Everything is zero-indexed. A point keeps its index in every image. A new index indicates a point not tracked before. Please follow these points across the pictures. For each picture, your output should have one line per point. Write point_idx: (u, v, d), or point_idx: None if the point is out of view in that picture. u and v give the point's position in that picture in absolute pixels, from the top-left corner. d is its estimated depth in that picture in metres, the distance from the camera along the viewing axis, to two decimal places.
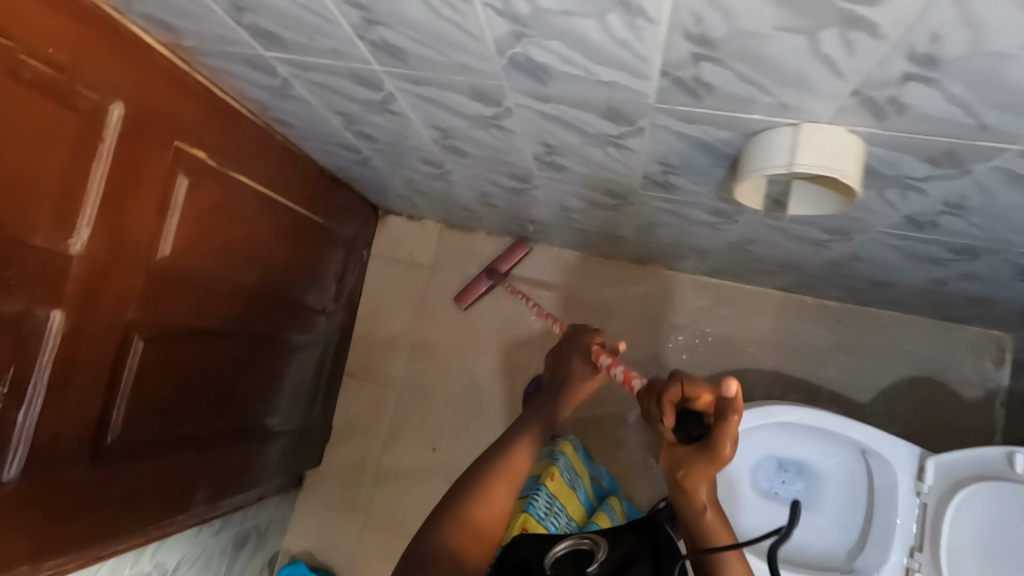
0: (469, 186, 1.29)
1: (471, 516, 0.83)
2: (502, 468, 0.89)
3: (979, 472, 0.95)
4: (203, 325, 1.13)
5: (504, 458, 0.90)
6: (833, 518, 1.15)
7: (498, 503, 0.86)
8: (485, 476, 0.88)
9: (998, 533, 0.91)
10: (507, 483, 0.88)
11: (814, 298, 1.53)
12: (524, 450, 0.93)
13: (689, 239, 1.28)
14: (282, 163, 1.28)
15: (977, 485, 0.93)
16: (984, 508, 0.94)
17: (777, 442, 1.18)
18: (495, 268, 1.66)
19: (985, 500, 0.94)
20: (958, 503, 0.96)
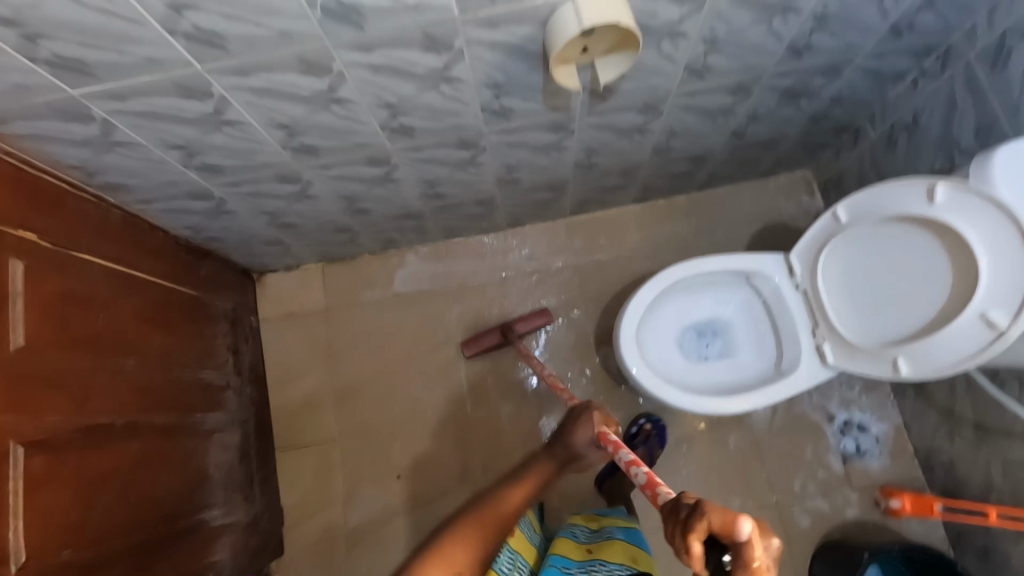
0: (333, 195, 1.31)
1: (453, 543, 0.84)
2: (468, 526, 0.86)
3: (820, 242, 1.15)
4: (96, 418, 0.98)
5: (483, 505, 0.91)
6: (754, 349, 1.32)
7: (465, 559, 0.83)
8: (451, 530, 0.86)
9: (856, 276, 1.11)
10: (470, 542, 0.84)
11: (665, 199, 1.76)
12: (488, 509, 0.90)
13: (546, 174, 1.42)
14: (127, 237, 1.20)
15: (826, 250, 1.14)
16: (839, 264, 1.13)
17: (686, 309, 1.36)
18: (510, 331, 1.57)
19: (837, 259, 1.14)
20: (822, 273, 1.16)
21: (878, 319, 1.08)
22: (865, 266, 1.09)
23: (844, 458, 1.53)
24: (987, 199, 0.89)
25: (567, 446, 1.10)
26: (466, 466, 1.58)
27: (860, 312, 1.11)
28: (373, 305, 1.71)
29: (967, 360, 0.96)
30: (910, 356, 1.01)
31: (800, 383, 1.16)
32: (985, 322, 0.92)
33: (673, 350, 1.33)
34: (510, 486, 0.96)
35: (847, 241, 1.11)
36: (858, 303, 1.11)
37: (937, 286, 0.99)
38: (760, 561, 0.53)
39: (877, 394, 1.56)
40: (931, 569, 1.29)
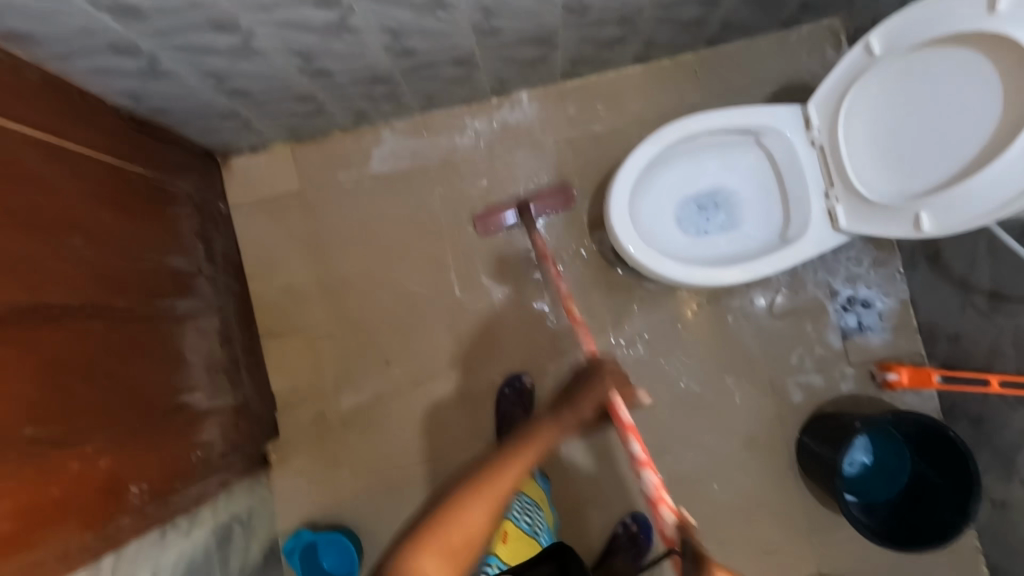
0: (284, 51, 1.14)
1: (436, 537, 0.73)
2: (450, 522, 0.75)
3: (850, 79, 1.02)
4: (44, 297, 0.91)
5: (474, 484, 0.80)
6: (758, 220, 1.20)
7: (443, 562, 0.72)
8: (433, 523, 0.74)
9: (887, 118, 0.98)
10: (455, 542, 0.73)
11: (670, 57, 1.55)
12: (479, 495, 0.78)
13: (531, 22, 1.22)
14: (52, 102, 1.05)
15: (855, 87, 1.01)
16: (870, 106, 1.01)
17: (687, 176, 1.23)
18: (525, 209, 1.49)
19: (869, 99, 1.01)
20: (846, 119, 1.03)
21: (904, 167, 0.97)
22: (901, 109, 0.97)
23: (844, 334, 1.48)
24: None
25: (570, 413, 1.00)
26: (456, 349, 1.53)
27: (885, 162, 1.00)
28: (350, 187, 1.59)
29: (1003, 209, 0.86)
30: (935, 208, 0.92)
31: (807, 250, 1.08)
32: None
33: (671, 222, 1.22)
34: (509, 457, 0.86)
35: (884, 77, 0.98)
36: (884, 151, 1.00)
37: (983, 124, 0.88)
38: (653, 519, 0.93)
39: (886, 268, 1.48)
40: (919, 434, 1.29)
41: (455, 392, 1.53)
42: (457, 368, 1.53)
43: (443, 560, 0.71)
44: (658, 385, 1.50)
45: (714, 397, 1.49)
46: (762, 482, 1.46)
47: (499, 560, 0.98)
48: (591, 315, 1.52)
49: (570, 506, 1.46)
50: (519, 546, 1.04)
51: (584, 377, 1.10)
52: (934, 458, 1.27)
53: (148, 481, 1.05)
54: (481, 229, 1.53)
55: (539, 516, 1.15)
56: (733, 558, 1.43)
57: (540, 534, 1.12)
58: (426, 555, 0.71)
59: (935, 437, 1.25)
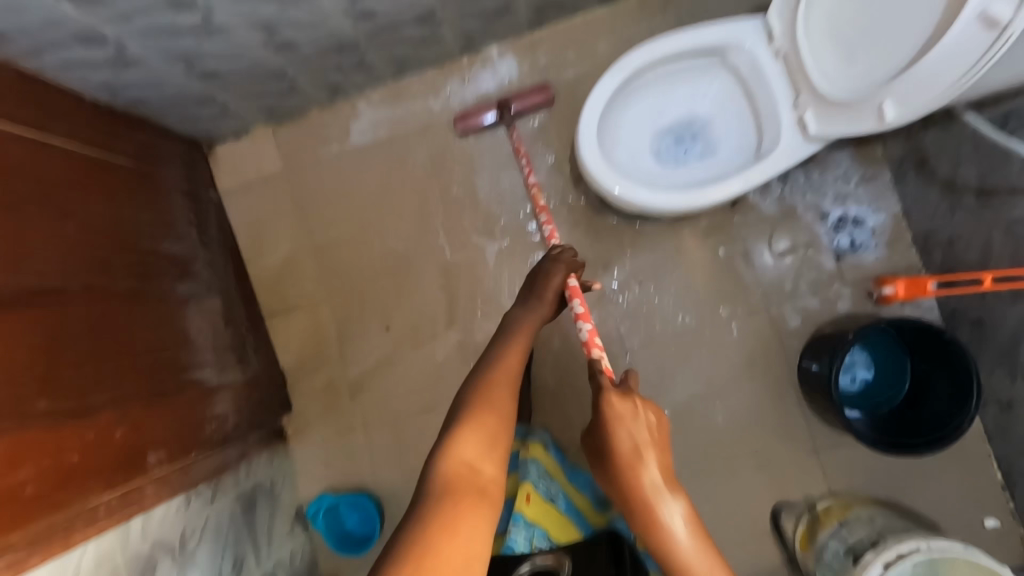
0: (246, 25, 1.15)
1: (468, 426, 0.75)
2: (477, 412, 0.77)
3: None
4: (43, 282, 0.96)
5: (484, 375, 0.83)
6: (734, 143, 1.19)
7: (483, 448, 0.74)
8: (460, 418, 0.77)
9: (845, 13, 0.97)
10: (487, 423, 0.76)
11: None
12: (493, 381, 0.82)
13: None
14: (30, 97, 1.08)
15: None
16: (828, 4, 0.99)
17: (657, 105, 1.22)
18: (507, 103, 1.49)
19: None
20: (804, 22, 1.02)
21: (865, 61, 0.96)
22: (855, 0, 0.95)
23: (838, 254, 1.46)
24: None
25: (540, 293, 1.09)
26: (452, 309, 1.56)
27: (847, 59, 0.98)
28: (333, 161, 1.61)
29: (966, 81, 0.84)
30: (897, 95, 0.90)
31: (781, 163, 1.07)
32: (984, 24, 0.78)
33: (645, 152, 1.22)
34: (504, 346, 0.90)
35: None
36: (845, 48, 0.98)
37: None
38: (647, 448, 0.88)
39: (876, 183, 1.46)
40: (920, 340, 1.28)
41: (456, 351, 1.56)
42: (456, 327, 1.56)
43: (472, 493, 0.69)
44: (656, 323, 1.51)
45: (712, 331, 1.49)
46: (767, 409, 1.47)
47: (523, 520, 1.02)
48: (581, 262, 1.53)
49: (579, 450, 1.49)
50: (541, 510, 1.05)
51: (546, 266, 1.15)
52: (937, 360, 1.27)
53: (163, 449, 1.11)
54: (461, 129, 1.52)
55: (553, 481, 1.11)
56: (744, 484, 1.46)
57: (559, 500, 1.09)
58: (465, 448, 0.73)
59: (936, 339, 1.25)
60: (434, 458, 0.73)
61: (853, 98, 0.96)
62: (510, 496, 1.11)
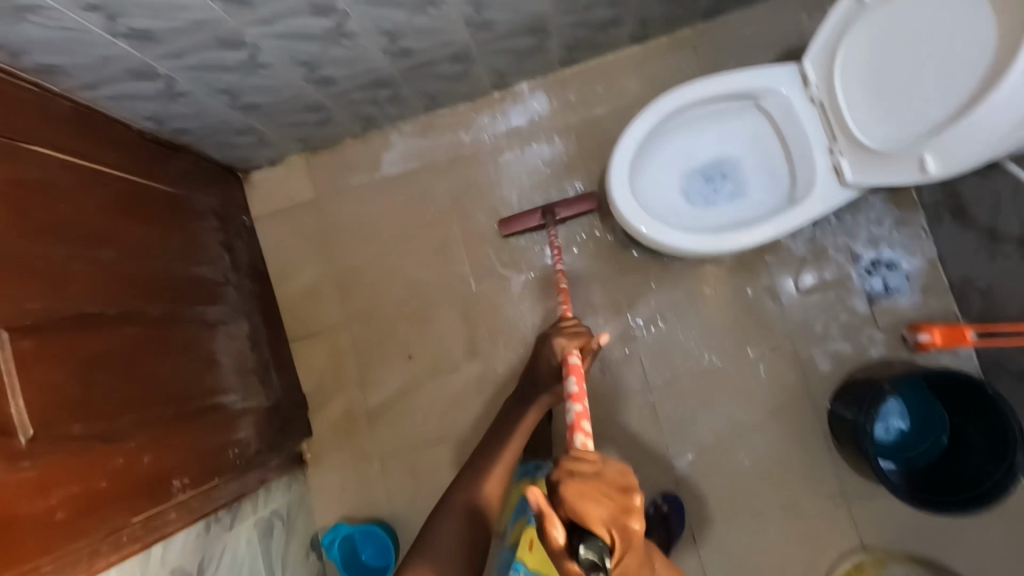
0: (289, 62, 1.20)
1: (431, 551, 0.89)
2: (439, 540, 0.91)
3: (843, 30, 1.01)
4: (84, 306, 0.99)
5: (456, 497, 0.97)
6: (766, 185, 1.19)
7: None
8: (427, 543, 0.91)
9: (884, 64, 0.97)
10: (448, 554, 0.89)
11: (668, 34, 1.55)
12: (462, 506, 0.96)
13: (521, 11, 1.24)
14: (83, 128, 1.13)
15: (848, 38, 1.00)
16: (866, 54, 1.00)
17: (688, 146, 1.23)
18: (551, 209, 1.50)
19: (863, 48, 1.00)
20: (842, 70, 1.02)
21: (906, 111, 0.95)
22: (894, 52, 0.96)
23: (870, 298, 1.43)
24: None
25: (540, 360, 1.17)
26: (475, 340, 1.56)
27: (885, 109, 0.98)
28: (363, 190, 1.64)
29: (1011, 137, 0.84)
30: (939, 148, 0.89)
31: (815, 209, 1.06)
32: None
33: (675, 193, 1.22)
34: (487, 459, 1.04)
35: (876, 23, 0.97)
36: (884, 97, 0.98)
37: (976, 53, 0.86)
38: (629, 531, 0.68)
39: (909, 227, 1.43)
40: (959, 392, 1.25)
41: (477, 382, 1.55)
42: (478, 359, 1.56)
43: None
44: (680, 362, 1.49)
45: (739, 372, 1.46)
46: (795, 456, 1.42)
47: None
48: (606, 298, 1.52)
49: None
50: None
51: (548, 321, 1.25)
52: (976, 414, 1.23)
53: (188, 474, 1.11)
54: (502, 224, 1.54)
55: None
56: (770, 534, 1.41)
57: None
58: (426, 575, 0.87)
59: (975, 392, 1.21)
60: (403, 570, 0.88)
61: (892, 148, 0.96)
62: (518, 541, 0.99)
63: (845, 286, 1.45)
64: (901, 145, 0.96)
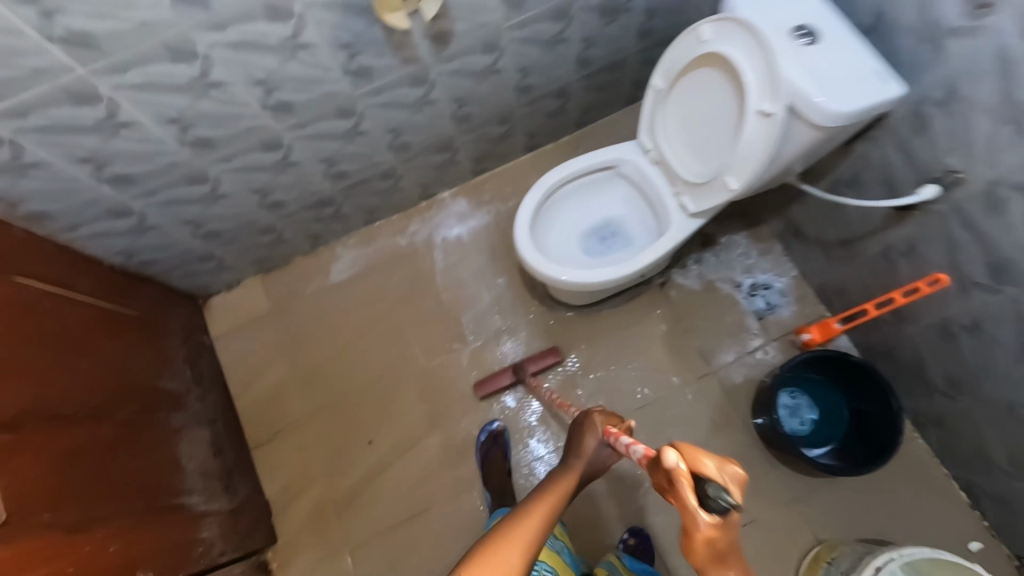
0: (246, 191, 1.46)
1: None
2: None
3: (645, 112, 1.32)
4: (58, 409, 1.08)
5: (476, 552, 0.76)
6: (644, 231, 1.48)
7: None
8: None
9: (683, 128, 1.26)
10: None
11: (554, 142, 1.96)
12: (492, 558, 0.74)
13: (430, 133, 1.60)
14: (63, 263, 1.31)
15: (650, 117, 1.31)
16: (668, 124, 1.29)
17: (578, 214, 1.53)
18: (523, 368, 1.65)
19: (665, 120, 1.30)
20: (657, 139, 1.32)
21: (707, 155, 1.22)
22: (684, 118, 1.25)
23: (759, 316, 1.70)
24: (733, 18, 1.04)
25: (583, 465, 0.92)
26: (431, 413, 1.67)
27: (695, 157, 1.25)
28: (315, 298, 1.84)
29: (777, 156, 1.07)
30: (732, 175, 1.13)
31: (676, 237, 1.33)
32: (763, 115, 1.02)
33: (577, 251, 1.50)
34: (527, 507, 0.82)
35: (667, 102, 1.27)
36: (692, 149, 1.26)
37: (730, 106, 1.13)
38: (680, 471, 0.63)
39: (772, 254, 1.75)
40: (842, 375, 1.47)
41: (438, 453, 1.64)
42: (437, 431, 1.66)
43: None
44: (619, 399, 1.65)
45: (671, 399, 1.64)
46: (738, 465, 1.55)
47: None
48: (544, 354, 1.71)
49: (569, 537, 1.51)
50: None
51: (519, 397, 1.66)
52: (861, 390, 1.43)
53: (154, 569, 1.12)
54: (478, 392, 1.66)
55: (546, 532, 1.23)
56: None
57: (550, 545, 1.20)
58: None
59: (850, 369, 1.44)
60: None
61: (708, 181, 1.21)
62: None
63: (737, 308, 1.71)
64: (712, 178, 1.21)
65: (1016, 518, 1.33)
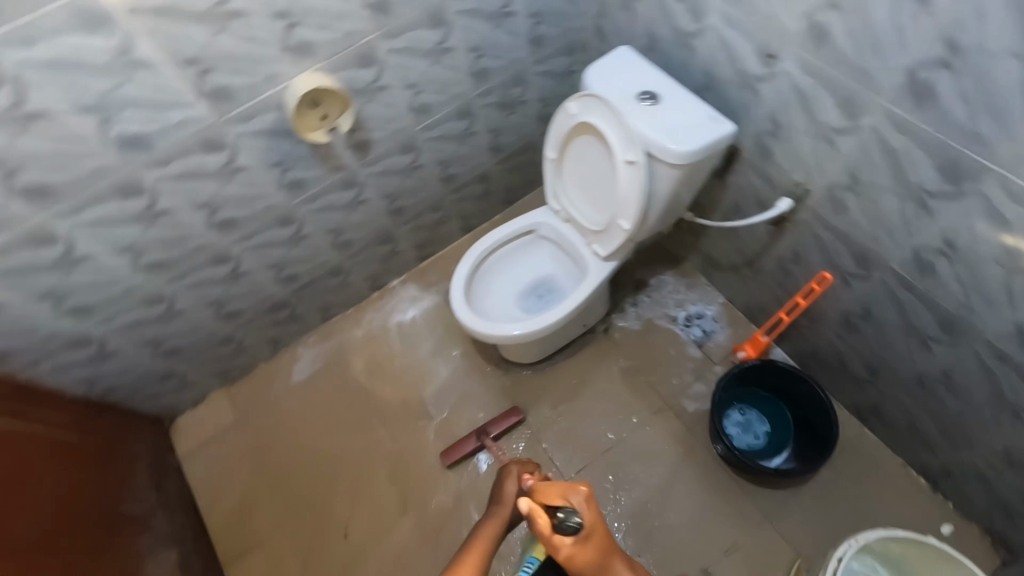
0: (202, 305, 1.58)
1: None
2: None
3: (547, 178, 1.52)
4: (14, 540, 1.09)
5: None
6: (572, 281, 1.63)
7: None
8: None
9: (579, 185, 1.45)
10: None
11: (489, 221, 2.16)
12: None
13: (369, 229, 1.77)
14: (26, 398, 1.37)
15: (551, 181, 1.50)
16: (568, 184, 1.49)
17: (511, 276, 1.68)
18: (485, 430, 1.70)
19: (564, 182, 1.49)
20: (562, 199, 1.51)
21: (603, 204, 1.40)
22: (578, 177, 1.44)
23: (699, 344, 1.81)
24: (590, 93, 1.26)
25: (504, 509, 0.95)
26: (403, 494, 1.69)
27: (595, 208, 1.44)
28: (280, 400, 1.89)
29: (652, 194, 1.25)
30: (623, 216, 1.31)
31: (594, 281, 1.48)
32: (630, 163, 1.22)
33: (516, 309, 1.63)
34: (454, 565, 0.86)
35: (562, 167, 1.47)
36: (591, 202, 1.44)
37: (608, 161, 1.33)
38: (531, 510, 0.84)
39: (699, 286, 1.91)
40: (778, 384, 1.58)
41: (414, 534, 1.63)
42: (410, 511, 1.66)
43: None
44: (584, 446, 1.70)
45: (632, 436, 1.69)
46: (707, 490, 1.58)
47: None
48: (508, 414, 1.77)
49: None
50: None
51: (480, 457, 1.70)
52: (797, 394, 1.54)
53: None
54: (444, 459, 1.70)
55: None
56: None
57: None
58: None
59: (783, 375, 1.55)
60: None
61: (608, 226, 1.39)
62: None
63: (677, 340, 1.83)
64: (610, 223, 1.39)
65: (970, 492, 1.38)
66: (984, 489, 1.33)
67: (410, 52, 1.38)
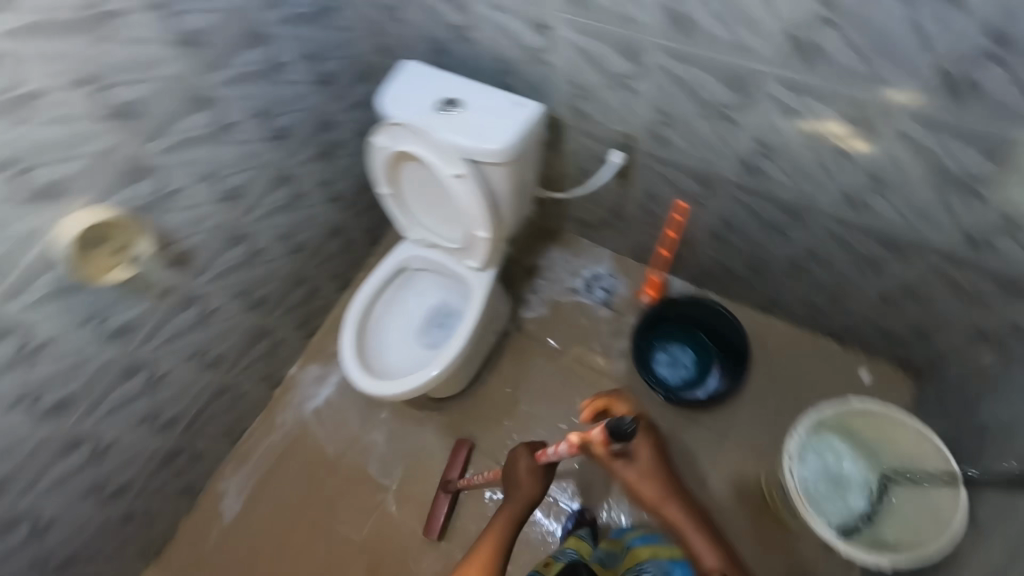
0: (78, 498, 1.36)
1: None
2: None
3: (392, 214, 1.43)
4: None
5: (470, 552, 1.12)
6: (462, 300, 1.58)
7: None
8: None
9: (426, 210, 1.38)
10: None
11: (363, 268, 2.05)
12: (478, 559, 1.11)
13: (236, 334, 1.62)
14: None
15: (398, 216, 1.42)
16: (415, 212, 1.42)
17: (402, 319, 1.59)
18: (448, 480, 1.65)
19: (411, 211, 1.42)
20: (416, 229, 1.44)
21: (455, 221, 1.35)
22: (421, 203, 1.37)
23: (606, 303, 1.84)
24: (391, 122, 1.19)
25: (528, 485, 1.22)
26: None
27: (450, 225, 1.38)
28: (221, 546, 1.70)
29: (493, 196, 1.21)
30: (477, 226, 1.26)
31: (481, 295, 1.44)
32: (459, 177, 1.16)
33: (420, 350, 1.56)
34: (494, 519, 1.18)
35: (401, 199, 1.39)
36: (444, 222, 1.38)
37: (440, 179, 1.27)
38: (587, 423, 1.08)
39: (585, 249, 1.92)
40: (684, 314, 1.64)
41: None
42: None
43: None
44: None
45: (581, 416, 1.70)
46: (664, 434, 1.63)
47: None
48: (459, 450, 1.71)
49: None
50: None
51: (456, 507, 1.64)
52: (703, 315, 1.61)
53: None
54: (427, 531, 1.63)
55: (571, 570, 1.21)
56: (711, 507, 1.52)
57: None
58: None
59: (684, 305, 1.61)
60: None
61: (468, 240, 1.34)
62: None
63: (585, 308, 1.85)
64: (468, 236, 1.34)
65: (867, 338, 1.52)
66: (879, 333, 1.46)
67: (188, 145, 1.23)
